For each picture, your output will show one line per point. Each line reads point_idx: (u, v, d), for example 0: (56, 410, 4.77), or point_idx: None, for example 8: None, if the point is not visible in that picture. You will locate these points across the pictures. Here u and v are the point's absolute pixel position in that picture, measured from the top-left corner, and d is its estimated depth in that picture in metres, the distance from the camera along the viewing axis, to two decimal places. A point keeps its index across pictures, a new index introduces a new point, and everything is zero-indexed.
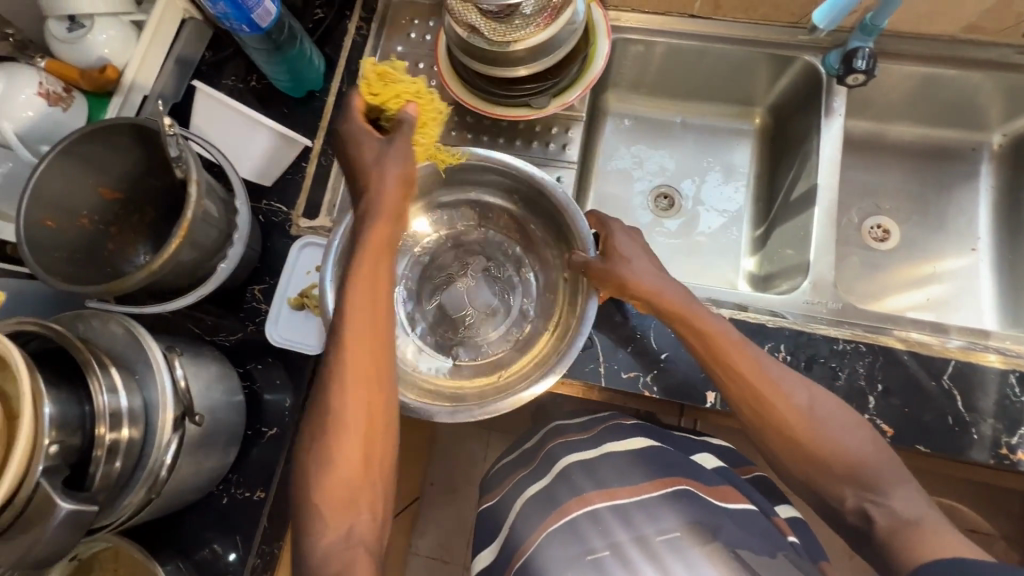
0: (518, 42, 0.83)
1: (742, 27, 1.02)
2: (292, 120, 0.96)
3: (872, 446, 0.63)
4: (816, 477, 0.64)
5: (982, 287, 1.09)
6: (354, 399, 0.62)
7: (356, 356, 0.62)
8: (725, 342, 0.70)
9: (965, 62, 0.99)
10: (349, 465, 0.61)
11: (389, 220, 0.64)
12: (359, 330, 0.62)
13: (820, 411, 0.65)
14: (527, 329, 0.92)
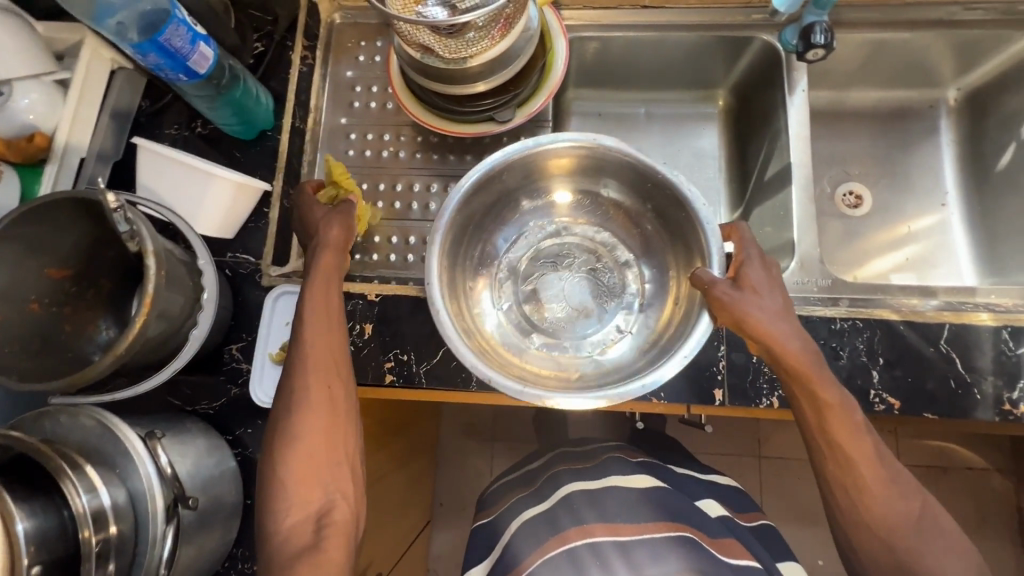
0: (476, 57, 0.79)
1: (696, 13, 1.00)
2: (247, 164, 0.91)
3: (915, 510, 0.67)
4: (864, 533, 0.67)
5: (956, 241, 1.11)
6: (316, 390, 0.68)
7: (316, 353, 0.70)
8: (840, 420, 0.69)
9: (915, 24, 1.00)
10: (313, 451, 0.65)
11: (333, 250, 0.76)
12: (317, 339, 0.70)
13: (880, 470, 0.68)
14: (621, 339, 0.92)
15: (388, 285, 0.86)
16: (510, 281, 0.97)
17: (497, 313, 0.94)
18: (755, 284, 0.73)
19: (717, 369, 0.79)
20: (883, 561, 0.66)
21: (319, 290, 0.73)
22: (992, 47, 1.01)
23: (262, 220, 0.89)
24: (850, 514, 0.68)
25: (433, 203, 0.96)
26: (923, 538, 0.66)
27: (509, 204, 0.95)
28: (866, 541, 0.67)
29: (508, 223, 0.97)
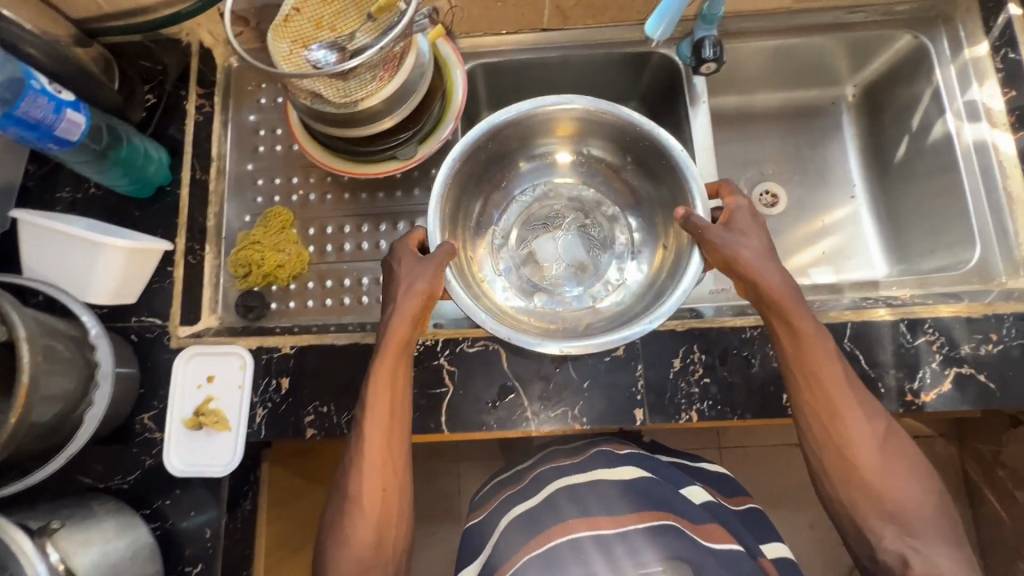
0: (367, 98, 0.79)
1: (596, 32, 1.01)
2: (147, 222, 0.88)
3: (891, 450, 0.69)
4: (841, 475, 0.69)
5: (866, 231, 1.14)
6: (375, 477, 0.70)
7: (374, 441, 0.71)
8: (820, 354, 0.70)
9: (805, 29, 1.02)
10: (365, 533, 0.69)
11: (409, 321, 0.72)
12: (377, 430, 0.71)
13: (851, 404, 0.69)
14: (607, 293, 0.95)
15: (303, 335, 0.84)
16: (508, 243, 0.99)
17: (499, 277, 0.96)
18: (738, 225, 0.75)
19: (636, 389, 0.80)
20: (853, 503, 0.68)
21: (384, 375, 0.71)
22: (879, 46, 1.05)
23: (167, 279, 0.87)
24: (825, 456, 0.70)
25: (347, 243, 0.94)
26: (896, 475, 0.68)
27: (506, 169, 0.96)
28: (842, 478, 0.69)
29: (504, 186, 0.98)
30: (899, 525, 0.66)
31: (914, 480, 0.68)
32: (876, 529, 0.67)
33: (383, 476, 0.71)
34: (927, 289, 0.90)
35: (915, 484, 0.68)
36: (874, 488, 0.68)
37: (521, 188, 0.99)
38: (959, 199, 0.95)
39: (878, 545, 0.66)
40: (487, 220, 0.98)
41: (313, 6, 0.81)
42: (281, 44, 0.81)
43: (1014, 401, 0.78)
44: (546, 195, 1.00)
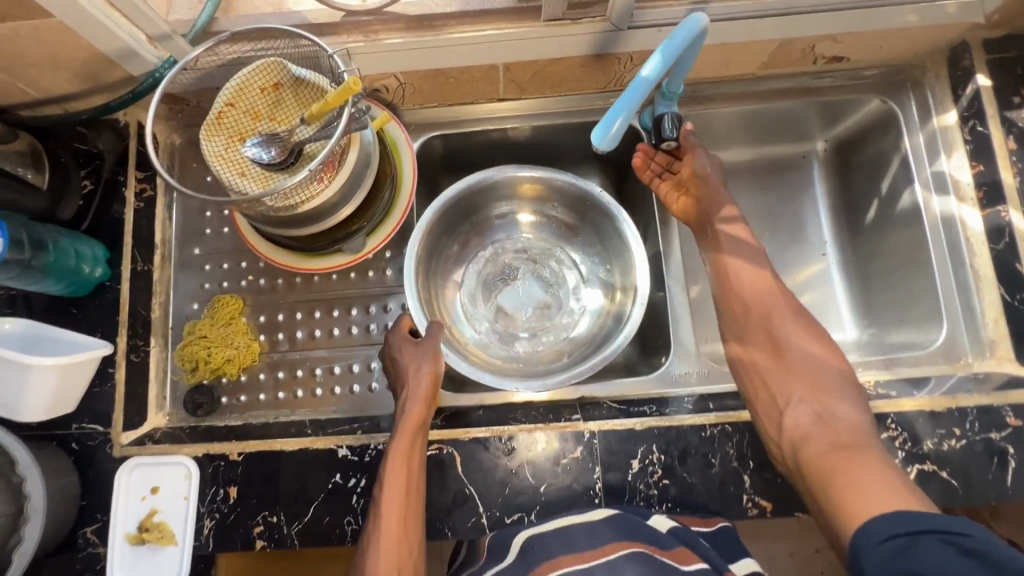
0: (310, 197, 0.75)
1: (554, 101, 0.97)
2: (86, 321, 0.84)
3: (832, 379, 0.79)
4: (778, 384, 0.79)
5: (835, 292, 1.10)
6: (391, 552, 0.72)
7: (391, 521, 0.73)
8: (766, 299, 0.84)
9: (772, 95, 0.99)
10: None
11: (423, 402, 0.79)
12: (393, 510, 0.74)
13: (792, 336, 0.82)
14: (563, 338, 1.04)
15: (252, 439, 0.82)
16: (480, 293, 1.08)
17: (482, 333, 1.05)
18: (712, 158, 0.92)
19: (594, 492, 0.79)
20: (786, 411, 0.77)
21: (400, 450, 0.76)
22: (849, 108, 1.01)
23: (108, 381, 0.83)
24: (765, 372, 0.80)
25: (299, 331, 0.92)
26: (831, 394, 0.77)
27: (471, 233, 1.07)
28: (777, 389, 0.79)
29: (473, 247, 1.08)
30: (830, 439, 0.72)
31: (851, 402, 0.76)
32: (806, 442, 0.73)
33: (398, 554, 0.73)
34: (893, 370, 0.89)
35: (850, 408, 0.76)
36: (809, 405, 0.77)
37: (489, 243, 1.09)
38: (927, 274, 0.94)
39: (804, 450, 0.72)
40: (460, 280, 1.07)
41: (250, 98, 0.77)
42: (216, 140, 0.76)
43: (975, 499, 0.77)
44: (513, 249, 1.09)
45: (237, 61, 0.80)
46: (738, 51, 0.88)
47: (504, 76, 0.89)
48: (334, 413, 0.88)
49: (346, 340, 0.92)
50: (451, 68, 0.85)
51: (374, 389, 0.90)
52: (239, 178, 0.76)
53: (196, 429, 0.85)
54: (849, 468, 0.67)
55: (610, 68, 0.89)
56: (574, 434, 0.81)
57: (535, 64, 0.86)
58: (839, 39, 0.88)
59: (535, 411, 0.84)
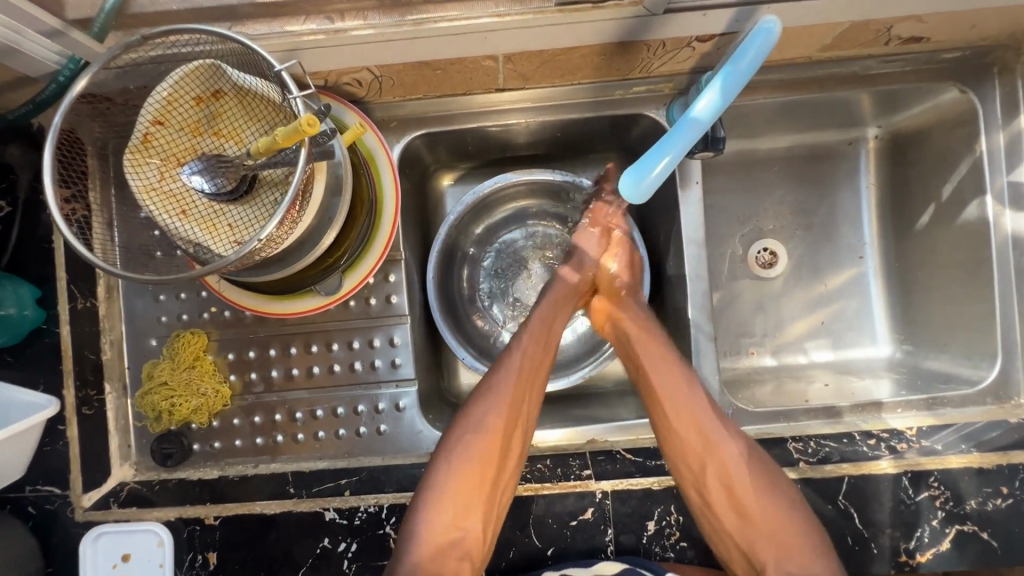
0: (270, 246, 0.59)
1: (564, 90, 0.81)
2: (30, 371, 0.74)
3: (801, 531, 0.68)
4: (749, 542, 0.70)
5: (872, 300, 0.99)
6: (506, 414, 0.72)
7: (512, 385, 0.74)
8: (709, 437, 0.72)
9: (826, 82, 0.83)
10: (483, 461, 0.70)
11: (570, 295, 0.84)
12: (518, 369, 0.76)
13: (746, 479, 0.70)
14: (574, 346, 0.96)
15: (228, 501, 0.74)
16: (497, 291, 0.97)
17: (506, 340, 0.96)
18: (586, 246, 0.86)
19: (605, 554, 0.73)
20: (765, 571, 0.69)
21: (540, 324, 0.80)
22: (916, 96, 0.85)
23: (59, 439, 0.74)
24: (732, 534, 0.70)
25: (274, 369, 0.81)
26: (805, 549, 0.67)
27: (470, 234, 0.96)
28: (753, 548, 0.70)
29: (488, 242, 0.97)
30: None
31: (824, 553, 0.67)
32: None
33: (509, 420, 0.73)
34: (934, 412, 0.81)
35: (823, 558, 0.67)
36: (779, 557, 0.68)
37: (502, 237, 0.97)
38: (985, 300, 0.83)
39: None
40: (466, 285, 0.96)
41: (181, 111, 0.61)
42: (146, 170, 0.60)
43: (1015, 561, 0.72)
44: (518, 246, 0.97)
45: (161, 58, 0.62)
46: (797, 35, 0.71)
47: (504, 66, 0.72)
48: (317, 461, 0.80)
49: (328, 379, 0.82)
50: (441, 60, 0.68)
51: (362, 433, 0.81)
52: (180, 219, 0.61)
53: (167, 484, 0.76)
54: None
55: (635, 56, 0.71)
56: (584, 495, 0.73)
57: (542, 53, 0.69)
58: (925, 19, 0.70)
59: (542, 463, 0.76)
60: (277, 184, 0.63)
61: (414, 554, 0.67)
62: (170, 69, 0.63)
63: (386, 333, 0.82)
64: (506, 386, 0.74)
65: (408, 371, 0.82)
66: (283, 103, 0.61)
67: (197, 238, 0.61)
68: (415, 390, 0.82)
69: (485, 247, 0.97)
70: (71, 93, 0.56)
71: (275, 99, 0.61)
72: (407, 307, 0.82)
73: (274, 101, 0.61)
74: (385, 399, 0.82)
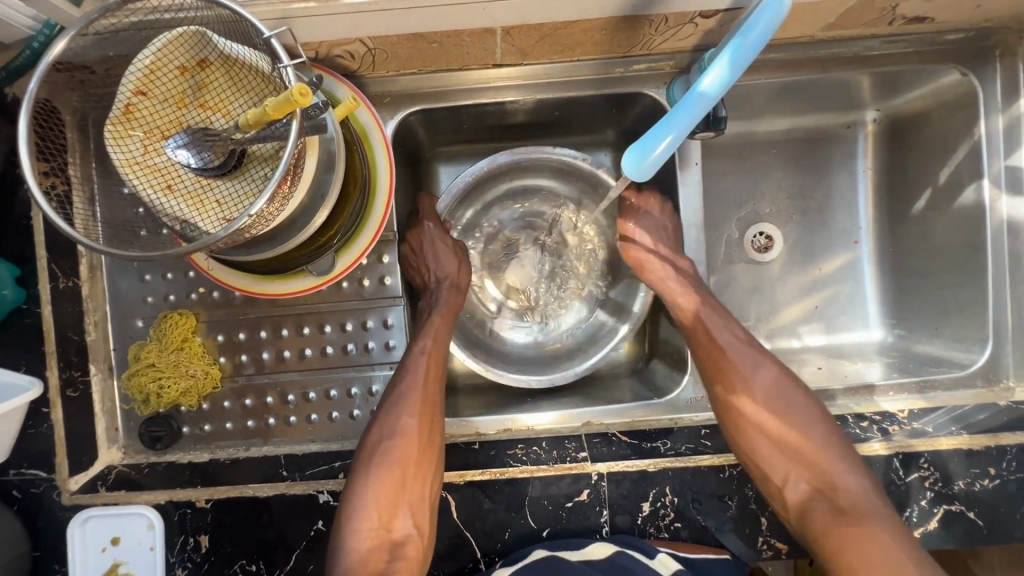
0: (259, 224, 0.57)
1: (563, 67, 0.79)
2: (11, 352, 0.72)
3: (821, 440, 0.70)
4: (773, 452, 0.70)
5: (864, 284, 1.00)
6: (411, 415, 0.71)
7: (416, 392, 0.72)
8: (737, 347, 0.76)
9: (828, 62, 0.82)
10: (393, 464, 0.69)
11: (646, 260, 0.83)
12: (419, 379, 0.73)
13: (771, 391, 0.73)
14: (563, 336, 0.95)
15: (220, 484, 0.73)
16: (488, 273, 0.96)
17: (502, 325, 0.96)
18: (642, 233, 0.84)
19: (600, 535, 0.73)
20: (788, 483, 0.68)
21: (435, 328, 0.78)
22: (917, 78, 0.84)
23: (43, 422, 0.72)
24: (758, 442, 0.70)
25: (265, 352, 0.80)
26: (831, 460, 0.68)
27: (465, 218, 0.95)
28: (772, 463, 0.69)
29: (478, 223, 0.96)
30: (829, 502, 0.66)
31: (852, 468, 0.68)
32: (809, 514, 0.66)
33: (418, 429, 0.71)
34: (926, 395, 0.81)
35: (852, 473, 0.68)
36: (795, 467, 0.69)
37: (492, 219, 0.96)
38: (978, 285, 0.84)
39: (811, 523, 0.66)
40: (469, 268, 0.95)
41: (165, 80, 0.58)
42: (128, 143, 0.58)
43: (999, 540, 0.73)
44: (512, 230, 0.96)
45: (144, 24, 0.59)
46: (802, 12, 0.69)
47: (502, 40, 0.69)
48: (310, 444, 0.79)
49: (321, 361, 0.80)
50: (437, 32, 0.66)
51: (355, 415, 0.80)
52: (166, 195, 0.58)
53: (156, 468, 0.75)
54: (861, 546, 0.62)
55: (637, 31, 0.70)
56: (580, 476, 0.73)
57: (542, 27, 0.67)
58: None
59: (537, 446, 0.75)
60: (267, 159, 0.60)
61: (344, 564, 0.65)
62: (153, 36, 0.60)
63: (380, 316, 0.80)
64: (408, 385, 0.73)
65: (402, 353, 0.81)
66: (273, 73, 0.58)
67: (184, 215, 0.59)
68: None
69: (479, 232, 0.96)
70: (46, 57, 0.52)
71: (264, 70, 0.58)
72: (402, 289, 0.81)
73: (262, 71, 0.59)
74: (379, 382, 0.81)
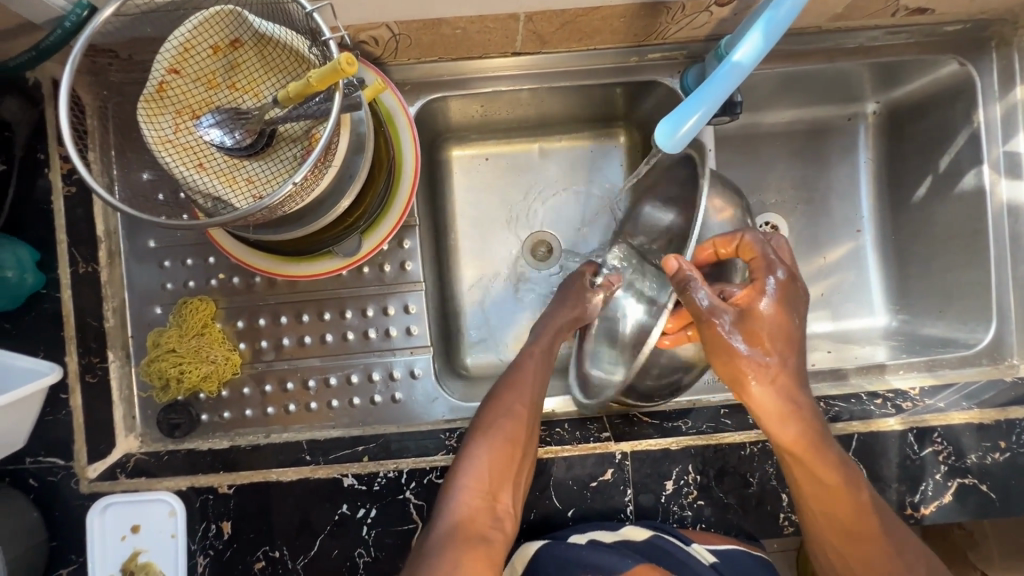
0: (293, 202, 0.58)
1: (580, 56, 0.81)
2: (27, 338, 0.70)
3: None
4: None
5: (869, 270, 1.02)
6: (527, 400, 0.73)
7: (524, 384, 0.75)
8: (845, 495, 0.65)
9: (833, 53, 0.85)
10: (507, 441, 0.69)
11: (727, 363, 0.65)
12: (528, 371, 0.76)
13: (874, 532, 0.65)
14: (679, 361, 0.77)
15: (242, 469, 0.72)
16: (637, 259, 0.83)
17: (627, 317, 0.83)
18: (754, 307, 0.64)
19: (624, 515, 0.74)
20: None
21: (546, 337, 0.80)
22: (917, 69, 0.88)
23: (61, 409, 0.71)
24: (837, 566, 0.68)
25: (285, 337, 0.80)
26: None
27: (506, 203, 0.95)
28: None
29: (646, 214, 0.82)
30: None
31: None
32: None
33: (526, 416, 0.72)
34: (935, 373, 0.85)
35: None
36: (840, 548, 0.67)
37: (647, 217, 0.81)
38: (982, 268, 0.87)
39: None
40: (500, 256, 0.95)
41: (198, 60, 0.58)
42: (160, 121, 0.58)
43: (1011, 511, 0.75)
44: (576, 220, 0.95)
45: (179, 5, 0.59)
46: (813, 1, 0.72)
47: (523, 27, 0.71)
48: (331, 429, 0.79)
49: (341, 347, 0.80)
50: (461, 18, 0.67)
51: (376, 401, 0.80)
52: (198, 172, 0.58)
53: (176, 454, 0.75)
54: None
55: (655, 19, 0.72)
56: (604, 456, 0.74)
57: (564, 13, 0.68)
58: None
59: (560, 428, 0.77)
60: (297, 139, 0.60)
61: (447, 526, 0.65)
62: (186, 17, 0.61)
63: (399, 301, 0.81)
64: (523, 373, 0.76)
65: (423, 338, 0.81)
66: (305, 53, 0.59)
67: (216, 192, 0.59)
68: (429, 356, 0.82)
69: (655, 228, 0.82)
70: (87, 31, 0.52)
71: (297, 50, 0.59)
72: (422, 274, 0.81)
73: (295, 51, 0.59)
74: (400, 366, 0.81)
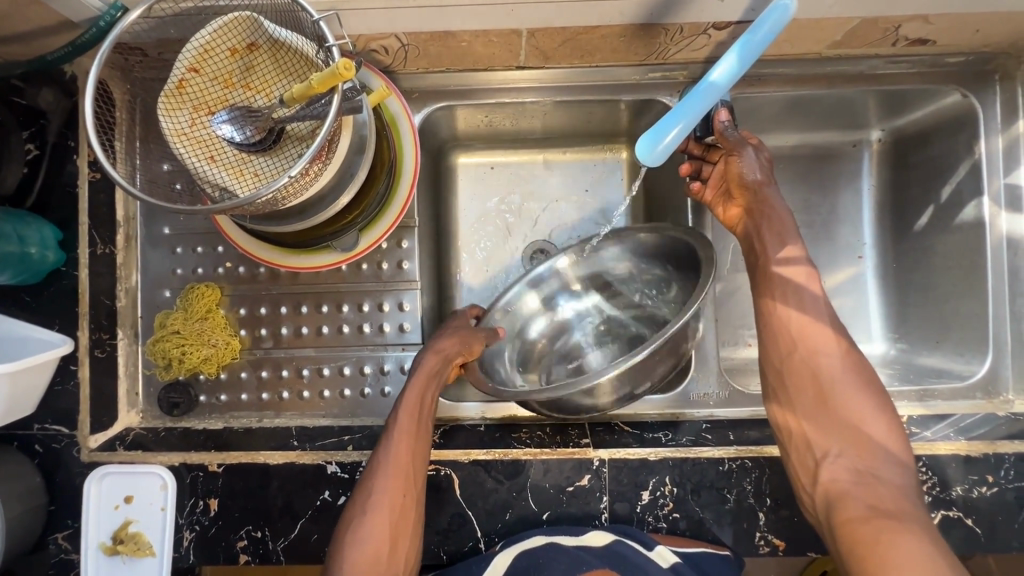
0: (291, 194, 0.61)
1: (583, 72, 0.84)
2: (46, 311, 0.76)
3: (879, 436, 0.65)
4: (817, 434, 0.67)
5: (870, 297, 1.00)
6: (394, 483, 0.68)
7: (399, 462, 0.69)
8: (812, 323, 0.70)
9: (834, 79, 0.86)
10: (379, 530, 0.66)
11: (724, 202, 0.80)
12: (404, 447, 0.70)
13: (837, 374, 0.68)
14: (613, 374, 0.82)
15: (233, 450, 0.76)
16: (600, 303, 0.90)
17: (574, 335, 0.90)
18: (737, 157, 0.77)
19: (599, 521, 0.75)
20: (825, 462, 0.66)
21: (414, 398, 0.72)
22: (919, 99, 0.88)
23: (69, 380, 0.75)
24: (801, 416, 0.68)
25: (284, 327, 0.83)
26: (880, 454, 0.64)
27: (504, 209, 0.98)
28: (814, 440, 0.67)
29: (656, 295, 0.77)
30: (871, 493, 0.62)
31: (901, 468, 0.64)
32: (842, 501, 0.63)
33: (401, 496, 0.67)
34: (926, 403, 0.85)
35: (901, 475, 0.63)
36: (850, 460, 0.65)
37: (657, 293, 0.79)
38: (978, 299, 0.87)
39: (838, 510, 0.62)
40: (498, 259, 0.97)
41: (216, 61, 0.63)
42: (178, 115, 0.62)
43: (995, 549, 0.74)
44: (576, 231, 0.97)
45: (201, 10, 0.64)
46: (809, 27, 0.74)
47: (526, 42, 0.74)
48: (321, 418, 0.81)
49: (336, 339, 0.83)
50: (465, 31, 0.71)
51: (366, 394, 0.83)
52: (209, 164, 0.62)
53: (173, 432, 0.79)
54: (892, 540, 0.56)
55: (654, 40, 0.74)
56: (582, 461, 0.75)
57: (565, 31, 0.71)
58: (931, 20, 0.72)
59: (541, 431, 0.79)
60: (302, 138, 0.64)
61: None
62: (206, 21, 0.66)
63: (394, 298, 0.84)
64: (389, 454, 0.69)
65: (415, 336, 0.84)
66: (314, 58, 0.63)
67: (224, 183, 0.63)
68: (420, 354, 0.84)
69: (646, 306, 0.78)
70: (116, 30, 0.57)
71: (307, 55, 0.63)
72: (418, 272, 0.84)
73: (307, 56, 0.63)
74: (391, 362, 0.83)
